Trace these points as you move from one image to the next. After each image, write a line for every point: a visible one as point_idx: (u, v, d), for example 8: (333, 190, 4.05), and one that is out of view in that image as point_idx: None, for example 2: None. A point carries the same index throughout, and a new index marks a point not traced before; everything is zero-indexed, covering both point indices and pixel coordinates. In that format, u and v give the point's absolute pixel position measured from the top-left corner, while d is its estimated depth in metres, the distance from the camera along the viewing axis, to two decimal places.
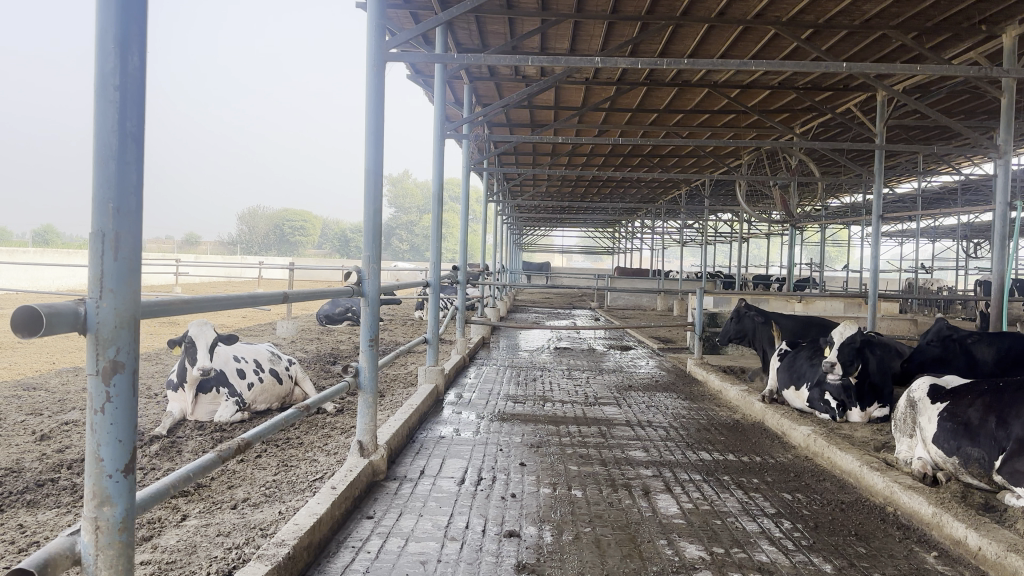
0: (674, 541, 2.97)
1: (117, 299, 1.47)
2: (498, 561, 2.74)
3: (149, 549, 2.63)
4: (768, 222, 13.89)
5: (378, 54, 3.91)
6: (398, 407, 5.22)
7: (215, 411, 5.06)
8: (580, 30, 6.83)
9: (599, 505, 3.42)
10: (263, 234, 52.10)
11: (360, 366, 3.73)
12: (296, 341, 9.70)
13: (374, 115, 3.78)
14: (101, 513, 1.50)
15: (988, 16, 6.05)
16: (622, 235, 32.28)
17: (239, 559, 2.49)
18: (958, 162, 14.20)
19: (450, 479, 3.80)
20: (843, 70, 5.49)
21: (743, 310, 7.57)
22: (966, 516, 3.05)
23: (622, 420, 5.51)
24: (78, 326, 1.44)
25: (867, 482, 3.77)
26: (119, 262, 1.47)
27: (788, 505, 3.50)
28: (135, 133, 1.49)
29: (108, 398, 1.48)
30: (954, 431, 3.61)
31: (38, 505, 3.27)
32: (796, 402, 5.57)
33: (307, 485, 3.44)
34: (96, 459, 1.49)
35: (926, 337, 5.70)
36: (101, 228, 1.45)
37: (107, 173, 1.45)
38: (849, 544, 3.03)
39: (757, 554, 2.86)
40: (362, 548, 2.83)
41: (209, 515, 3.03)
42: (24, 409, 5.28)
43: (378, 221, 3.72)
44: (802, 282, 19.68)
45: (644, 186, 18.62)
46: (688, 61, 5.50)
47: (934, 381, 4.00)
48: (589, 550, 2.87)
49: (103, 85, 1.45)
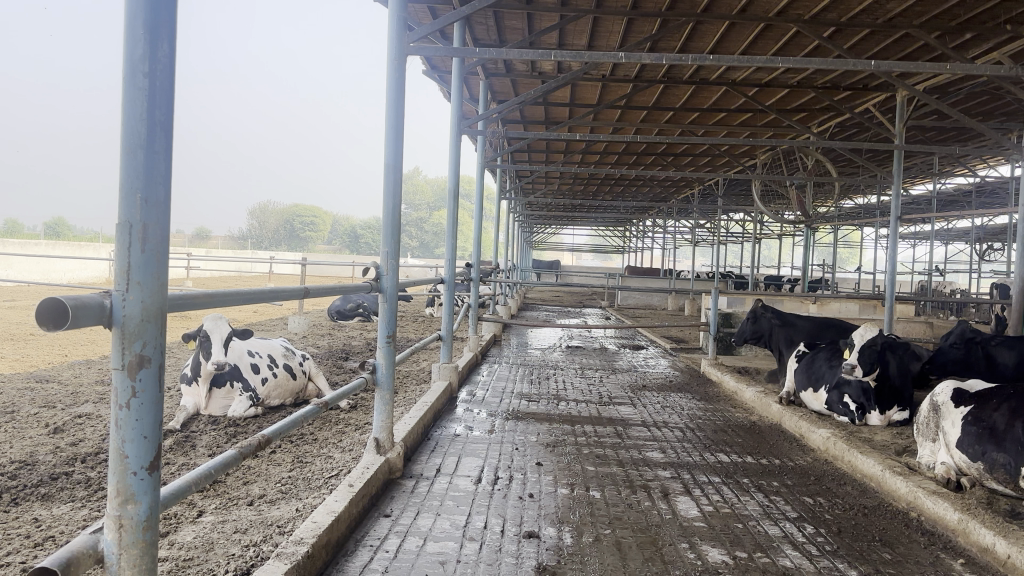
0: (696, 545, 2.92)
1: (144, 292, 1.44)
2: (518, 563, 2.69)
3: (166, 545, 2.61)
4: (782, 222, 13.77)
5: (398, 48, 3.87)
6: (413, 404, 5.19)
7: (229, 405, 5.05)
8: (598, 26, 6.77)
9: (618, 506, 3.37)
10: (273, 229, 52.36)
11: (378, 362, 3.70)
12: (307, 336, 9.71)
13: (394, 110, 3.74)
14: (124, 511, 1.46)
15: (1013, 16, 5.96)
16: (632, 234, 32.21)
17: (257, 557, 2.46)
18: (975, 164, 13.99)
19: (466, 478, 3.76)
20: (870, 68, 5.35)
21: (760, 310, 7.44)
22: (993, 523, 2.97)
23: (637, 420, 5.47)
24: (103, 319, 1.41)
25: (890, 487, 3.70)
26: (146, 255, 1.43)
27: (809, 509, 3.44)
28: (164, 122, 1.45)
29: (133, 393, 1.45)
30: (978, 436, 3.54)
31: (53, 498, 3.26)
32: (814, 403, 5.49)
33: (324, 482, 3.41)
34: (120, 456, 1.45)
35: (949, 339, 5.59)
36: (128, 219, 1.42)
37: (135, 161, 1.42)
38: (874, 550, 2.97)
39: (780, 559, 2.81)
40: (380, 547, 2.79)
41: (224, 512, 3.01)
42: (39, 401, 5.30)
43: (397, 217, 3.68)
44: (814, 283, 19.51)
45: (656, 185, 18.51)
46: (709, 58, 5.39)
47: (959, 385, 3.90)
48: (609, 552, 2.82)
49: (132, 72, 1.41)
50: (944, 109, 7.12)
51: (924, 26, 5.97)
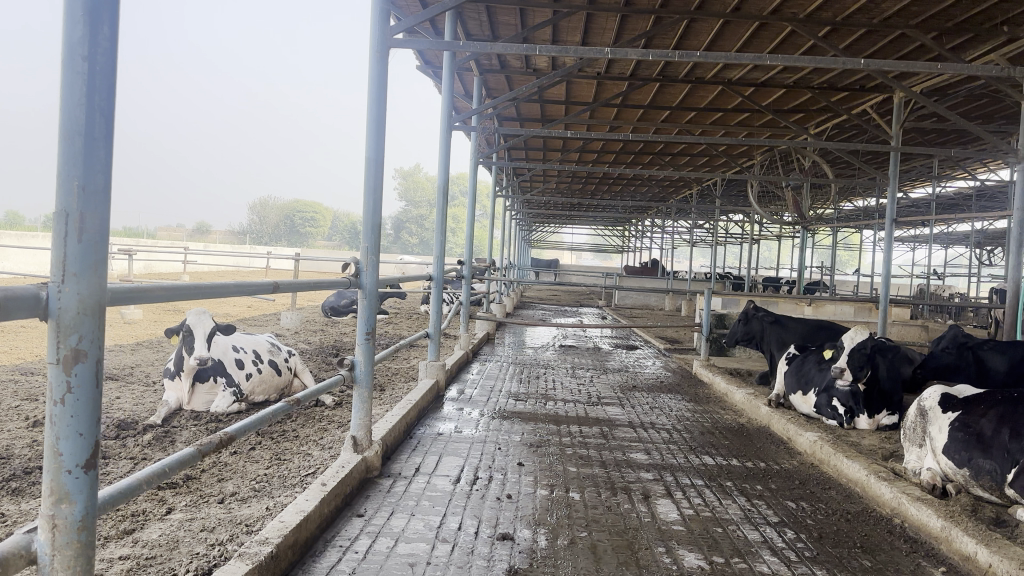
0: (673, 549, 2.87)
1: (81, 284, 1.38)
2: (489, 566, 2.65)
3: (129, 544, 2.56)
4: (780, 223, 13.71)
5: (381, 41, 3.81)
6: (397, 402, 5.14)
7: (211, 401, 4.98)
8: (592, 22, 6.73)
9: (597, 509, 3.33)
10: (274, 225, 52.36)
11: (356, 358, 3.63)
12: (299, 332, 9.68)
13: (376, 102, 3.69)
14: (58, 511, 1.41)
15: (1010, 17, 5.93)
16: (632, 233, 32.19)
17: (220, 556, 2.41)
18: (975, 168, 13.93)
19: (445, 478, 3.71)
20: (863, 67, 5.29)
21: (752, 311, 7.39)
22: (976, 532, 2.91)
23: (624, 420, 5.41)
24: (39, 312, 1.35)
25: (874, 492, 3.65)
26: (83, 245, 1.37)
27: (791, 514, 3.38)
28: (104, 108, 1.39)
29: (69, 388, 1.39)
30: (965, 441, 3.48)
31: (23, 493, 3.21)
32: (803, 407, 5.43)
33: (298, 480, 3.36)
34: (54, 454, 1.40)
35: (941, 342, 5.54)
36: (64, 208, 1.36)
37: (72, 149, 1.36)
38: (854, 556, 2.91)
39: (758, 565, 2.76)
40: (350, 548, 2.74)
41: (194, 509, 2.96)
42: (21, 394, 5.25)
43: (377, 212, 3.63)
44: (811, 284, 19.45)
45: (654, 184, 18.48)
46: (700, 55, 5.31)
47: (946, 389, 3.85)
48: (584, 556, 2.77)
49: (70, 55, 1.35)
50: (942, 111, 7.07)
51: (920, 27, 5.93)
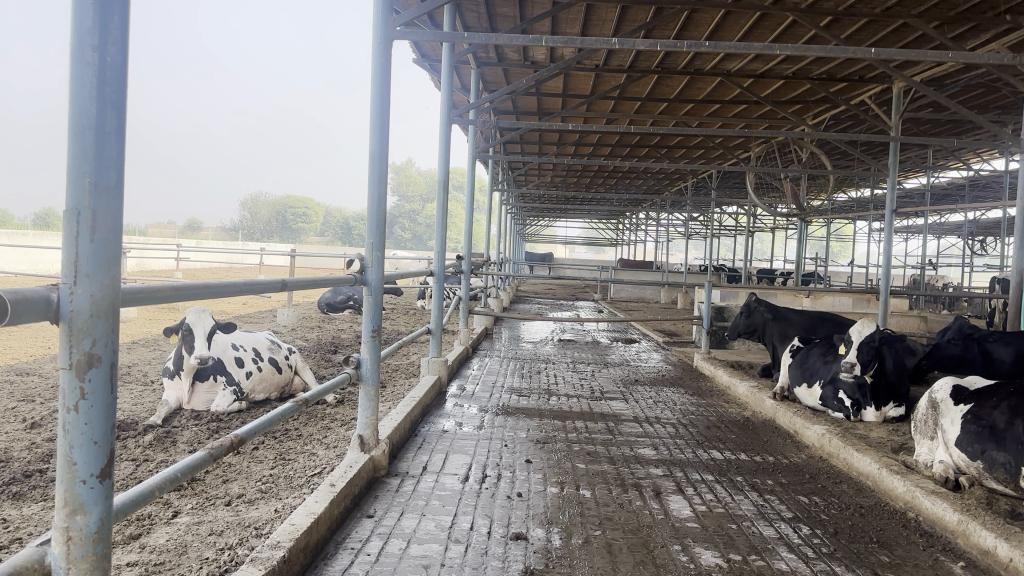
0: (689, 547, 2.83)
1: (93, 285, 1.31)
2: (505, 567, 2.60)
3: (137, 549, 2.50)
4: (776, 214, 13.69)
5: (385, 33, 3.74)
6: (400, 399, 5.08)
7: (212, 400, 4.90)
8: (593, 13, 6.69)
9: (608, 506, 3.28)
10: (266, 221, 52.07)
11: (362, 357, 3.56)
12: (296, 329, 9.58)
13: (380, 94, 3.62)
14: (72, 523, 1.35)
15: (1012, 6, 5.90)
16: (626, 225, 32.16)
17: (231, 561, 2.35)
18: (970, 158, 13.93)
19: (453, 476, 3.66)
20: (870, 56, 5.24)
21: (753, 305, 7.36)
22: (995, 525, 2.89)
23: (629, 415, 5.36)
24: (49, 315, 1.28)
25: (886, 485, 3.62)
26: (95, 244, 1.31)
27: (805, 510, 3.34)
28: (115, 100, 1.32)
29: (83, 395, 1.33)
30: (977, 434, 3.45)
31: (24, 497, 3.13)
32: (808, 399, 5.42)
33: (305, 481, 3.30)
34: (68, 463, 1.34)
35: (946, 334, 5.53)
36: (75, 206, 1.30)
37: (82, 143, 1.29)
38: (871, 552, 2.88)
39: (776, 562, 2.72)
40: (361, 550, 2.69)
41: (201, 512, 2.90)
42: (18, 394, 5.17)
43: (381, 207, 3.56)
44: (807, 276, 19.43)
45: (649, 176, 18.43)
46: (706, 45, 5.24)
47: (958, 381, 3.81)
48: (599, 555, 2.73)
49: (79, 45, 1.29)
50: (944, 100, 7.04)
51: (923, 17, 5.90)
